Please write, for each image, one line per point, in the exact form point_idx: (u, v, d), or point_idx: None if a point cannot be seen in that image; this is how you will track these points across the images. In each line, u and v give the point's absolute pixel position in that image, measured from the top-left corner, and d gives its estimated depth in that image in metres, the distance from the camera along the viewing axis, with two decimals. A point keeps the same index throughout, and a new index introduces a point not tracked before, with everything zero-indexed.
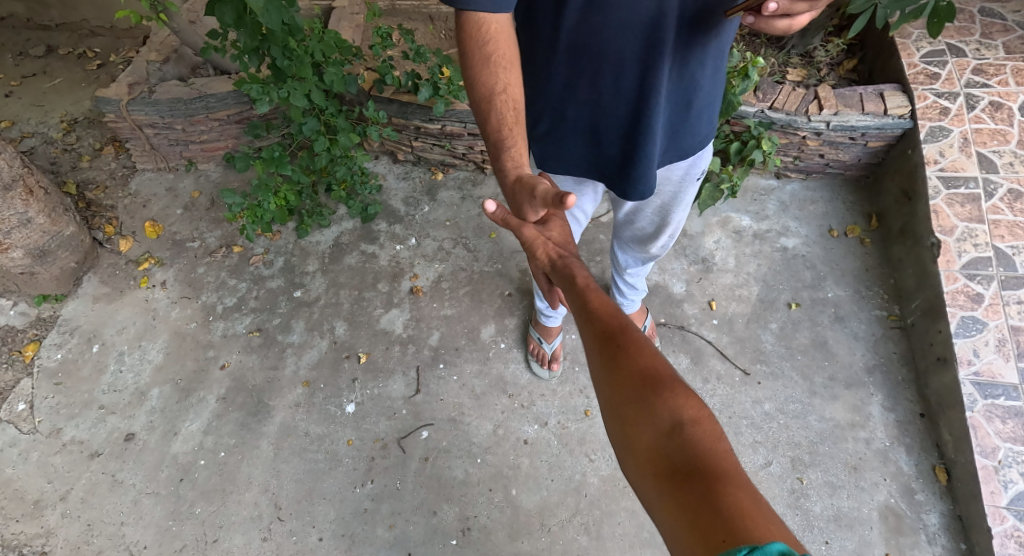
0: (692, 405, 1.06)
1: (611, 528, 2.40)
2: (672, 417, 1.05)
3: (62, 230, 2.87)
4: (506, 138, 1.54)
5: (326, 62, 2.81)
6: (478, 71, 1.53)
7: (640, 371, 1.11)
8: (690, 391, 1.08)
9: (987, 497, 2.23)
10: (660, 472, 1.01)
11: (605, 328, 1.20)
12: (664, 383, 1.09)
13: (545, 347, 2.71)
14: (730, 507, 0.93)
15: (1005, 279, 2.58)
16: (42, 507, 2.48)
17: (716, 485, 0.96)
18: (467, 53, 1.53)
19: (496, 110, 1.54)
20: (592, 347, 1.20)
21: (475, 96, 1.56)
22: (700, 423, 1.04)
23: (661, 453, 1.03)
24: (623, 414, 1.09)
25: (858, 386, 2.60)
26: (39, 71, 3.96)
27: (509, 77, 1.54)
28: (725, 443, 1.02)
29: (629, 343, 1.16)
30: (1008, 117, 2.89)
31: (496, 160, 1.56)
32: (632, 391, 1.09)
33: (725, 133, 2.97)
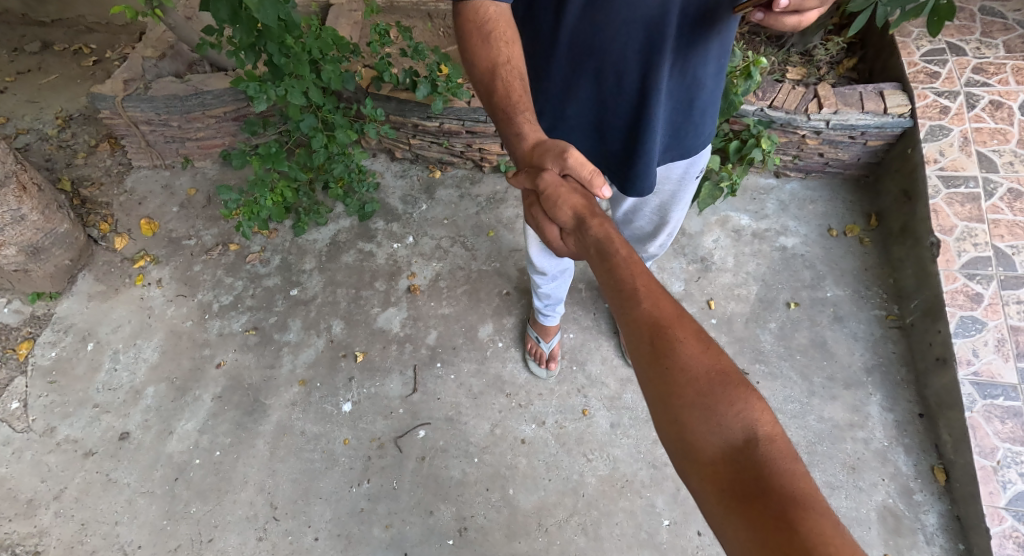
0: (764, 418, 1.03)
1: (609, 528, 2.40)
2: (744, 431, 1.01)
3: (56, 227, 2.84)
4: (517, 106, 1.54)
5: (324, 59, 2.80)
6: (479, 48, 1.56)
7: (707, 376, 1.05)
8: (760, 400, 1.04)
9: (985, 497, 2.23)
10: (730, 487, 0.98)
11: (660, 316, 1.11)
12: (733, 390, 1.04)
13: (543, 346, 2.70)
14: (809, 529, 0.91)
15: (1004, 279, 2.58)
16: (36, 506, 2.47)
17: (792, 505, 0.94)
18: (467, 36, 1.57)
19: (502, 80, 1.55)
20: (641, 338, 1.10)
21: (479, 76, 1.58)
22: (774, 440, 1.01)
23: (729, 468, 0.99)
24: (684, 421, 1.03)
25: (857, 385, 2.60)
26: (34, 67, 3.93)
27: (511, 52, 1.56)
28: (799, 460, 0.99)
29: (687, 339, 1.08)
30: (1008, 116, 2.89)
31: (510, 128, 1.54)
32: (697, 398, 1.03)
33: (724, 131, 2.97)
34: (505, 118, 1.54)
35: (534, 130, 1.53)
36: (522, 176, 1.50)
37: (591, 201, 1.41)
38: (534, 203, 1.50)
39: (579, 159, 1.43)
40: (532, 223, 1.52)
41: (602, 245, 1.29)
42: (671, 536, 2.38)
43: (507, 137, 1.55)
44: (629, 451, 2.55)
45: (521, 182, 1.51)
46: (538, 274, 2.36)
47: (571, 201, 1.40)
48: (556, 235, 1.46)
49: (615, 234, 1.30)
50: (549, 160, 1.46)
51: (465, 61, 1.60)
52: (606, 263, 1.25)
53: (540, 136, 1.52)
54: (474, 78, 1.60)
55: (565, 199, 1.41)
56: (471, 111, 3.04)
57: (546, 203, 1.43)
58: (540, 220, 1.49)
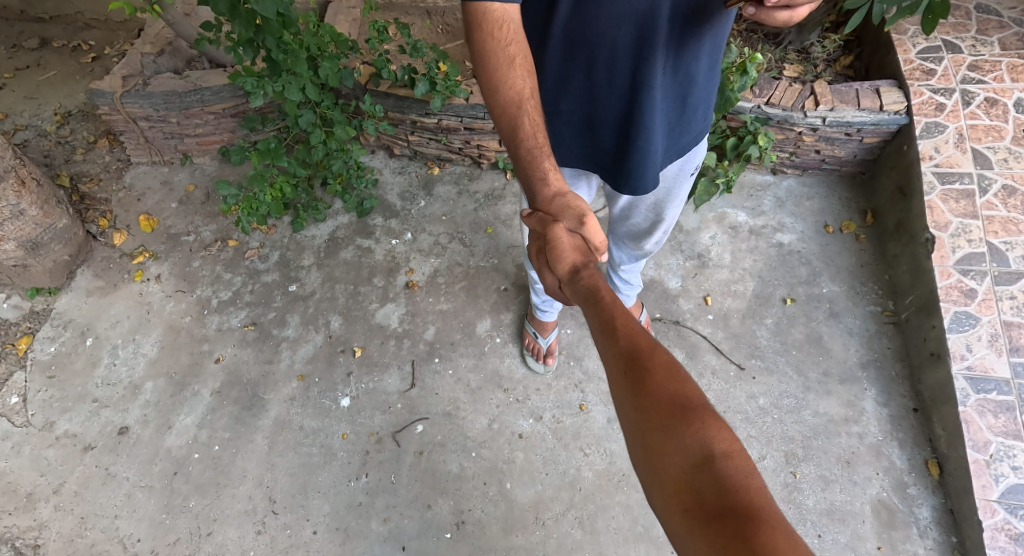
0: (725, 438, 1.02)
1: (605, 521, 2.41)
2: (703, 450, 1.00)
3: (55, 223, 2.85)
4: (541, 148, 1.48)
5: (321, 55, 2.80)
6: (500, 78, 1.49)
7: (672, 401, 1.05)
8: (722, 422, 1.03)
9: (978, 491, 2.25)
10: (691, 507, 0.97)
11: (633, 348, 1.12)
12: (697, 414, 1.04)
13: (541, 341, 2.71)
14: (763, 547, 0.89)
15: (998, 275, 2.59)
16: (36, 500, 2.48)
17: (749, 525, 0.92)
18: (488, 63, 1.49)
19: (525, 115, 1.49)
20: (616, 368, 1.12)
21: (501, 110, 1.51)
22: (734, 458, 0.99)
23: (691, 488, 0.98)
24: (652, 445, 1.03)
25: (852, 381, 2.61)
26: (33, 64, 3.93)
27: (535, 84, 1.51)
28: (760, 482, 0.98)
29: (656, 368, 1.09)
30: (1002, 113, 2.90)
31: (532, 171, 1.47)
32: (661, 422, 1.04)
33: (722, 128, 2.96)
34: (528, 159, 1.48)
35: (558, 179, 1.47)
36: (533, 218, 1.46)
37: (593, 262, 1.37)
38: (541, 250, 1.47)
39: (594, 226, 1.38)
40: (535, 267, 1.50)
41: (591, 288, 1.29)
42: None
43: (526, 178, 1.49)
44: (625, 445, 2.57)
45: (530, 227, 1.48)
46: (535, 269, 2.37)
47: (572, 255, 1.38)
48: (554, 283, 1.44)
49: (602, 281, 1.30)
50: (563, 211, 1.41)
51: (484, 91, 1.53)
52: (591, 305, 1.26)
53: (564, 186, 1.46)
54: (495, 110, 1.53)
55: (566, 253, 1.38)
56: (469, 108, 3.05)
57: (549, 253, 1.40)
58: (541, 265, 1.47)
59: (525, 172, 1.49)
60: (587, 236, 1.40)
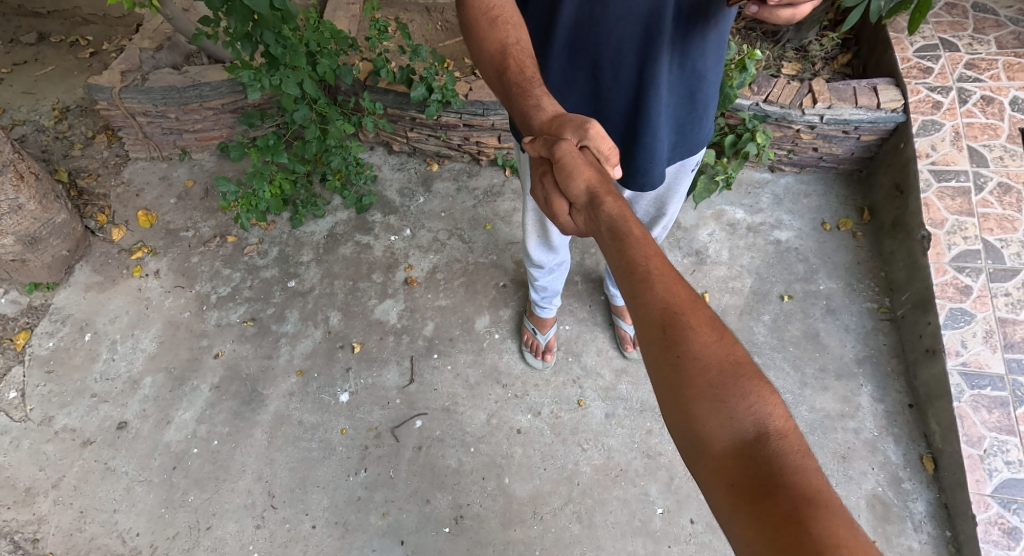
0: (778, 414, 1.01)
1: (603, 516, 2.43)
2: (756, 425, 1.00)
3: (53, 217, 2.85)
4: (530, 79, 1.54)
5: (320, 52, 2.81)
6: (487, 29, 1.59)
7: (719, 367, 1.03)
8: (773, 396, 1.02)
9: (972, 485, 2.27)
10: (739, 482, 0.97)
11: (671, 304, 1.08)
12: (745, 384, 1.02)
13: (539, 338, 2.72)
14: (821, 528, 0.90)
15: (993, 272, 2.61)
16: (35, 494, 2.48)
17: (803, 503, 0.93)
18: (472, 23, 1.61)
19: (511, 56, 1.57)
20: (652, 323, 1.08)
21: (489, 58, 1.59)
22: (787, 435, 0.99)
23: (739, 461, 0.98)
24: (696, 415, 1.01)
25: (848, 376, 2.63)
26: (31, 59, 3.93)
27: (519, 34, 1.60)
28: (813, 459, 0.97)
29: (700, 328, 1.05)
30: (999, 111, 2.92)
31: (525, 100, 1.52)
32: (706, 390, 1.01)
33: (720, 125, 2.98)
34: (518, 89, 1.53)
35: (552, 104, 1.52)
36: (538, 143, 1.45)
37: (604, 177, 1.35)
38: (547, 174, 1.43)
39: (599, 132, 1.40)
40: (541, 197, 1.46)
41: (613, 224, 1.23)
42: (665, 523, 2.41)
43: (521, 110, 1.53)
44: (623, 441, 2.58)
45: (535, 151, 1.46)
46: (534, 266, 2.39)
47: (586, 174, 1.34)
48: (565, 210, 1.39)
49: (629, 214, 1.24)
50: (569, 131, 1.42)
51: (473, 48, 1.63)
52: (616, 243, 1.20)
53: (558, 109, 1.50)
54: (483, 64, 1.62)
55: (579, 173, 1.35)
56: (468, 105, 3.06)
57: (560, 173, 1.37)
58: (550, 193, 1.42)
59: (517, 104, 1.53)
60: (595, 149, 1.40)
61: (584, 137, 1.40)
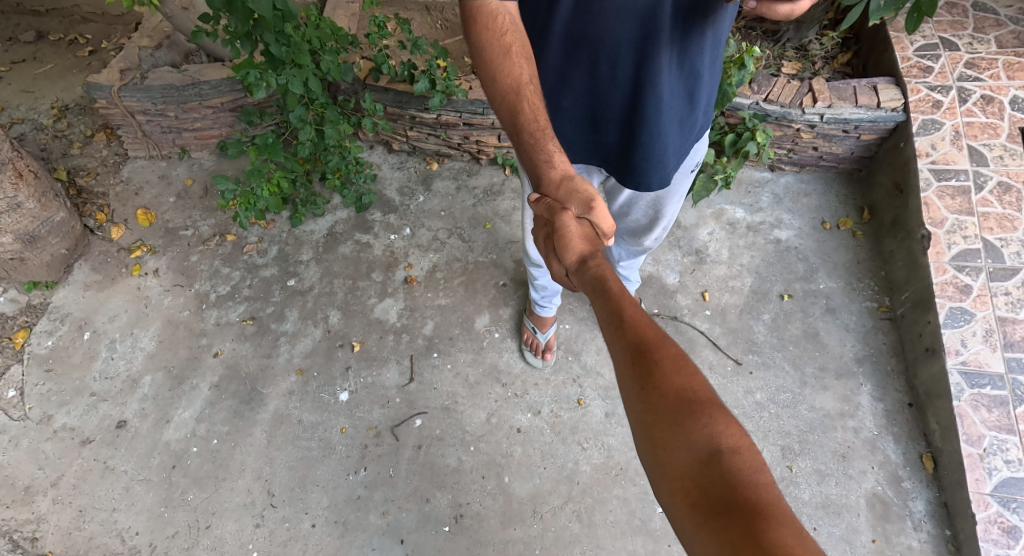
0: (734, 433, 1.01)
1: (603, 515, 2.43)
2: (711, 445, 1.00)
3: (52, 216, 2.84)
4: (543, 132, 1.54)
5: (322, 49, 2.80)
6: (502, 66, 1.54)
7: (678, 394, 1.04)
8: (730, 417, 1.03)
9: (971, 484, 2.27)
10: (698, 503, 0.97)
11: (638, 341, 1.10)
12: (703, 407, 1.03)
13: (540, 337, 2.72)
14: (773, 543, 0.89)
15: (993, 271, 2.61)
16: (34, 493, 2.48)
17: (759, 519, 0.92)
18: (484, 52, 1.54)
19: (525, 103, 1.54)
20: (622, 362, 1.10)
21: (501, 96, 1.57)
22: (741, 453, 0.99)
23: (698, 481, 0.98)
24: (658, 440, 1.02)
25: (848, 376, 2.64)
26: (29, 57, 3.92)
27: (532, 71, 1.57)
28: (769, 476, 0.97)
29: (664, 361, 1.07)
30: (998, 111, 2.92)
31: (537, 154, 1.53)
32: (667, 416, 1.03)
33: (720, 125, 2.99)
34: (532, 142, 1.53)
35: (563, 162, 1.52)
36: (541, 206, 1.48)
37: (596, 246, 1.39)
38: (549, 236, 1.48)
39: (603, 211, 1.41)
40: (541, 254, 1.51)
41: (599, 282, 1.27)
42: (665, 522, 2.41)
43: (531, 164, 1.54)
44: (623, 440, 2.58)
45: (539, 213, 1.50)
46: (535, 265, 2.38)
47: (582, 245, 1.38)
48: (562, 271, 1.44)
49: (612, 275, 1.28)
50: (573, 200, 1.44)
51: (484, 83, 1.57)
52: (601, 298, 1.23)
53: (568, 169, 1.51)
54: (495, 97, 1.58)
55: (574, 241, 1.39)
56: (469, 104, 3.05)
57: (558, 240, 1.41)
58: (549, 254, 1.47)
59: (528, 156, 1.54)
60: (596, 224, 1.42)
61: (587, 212, 1.43)
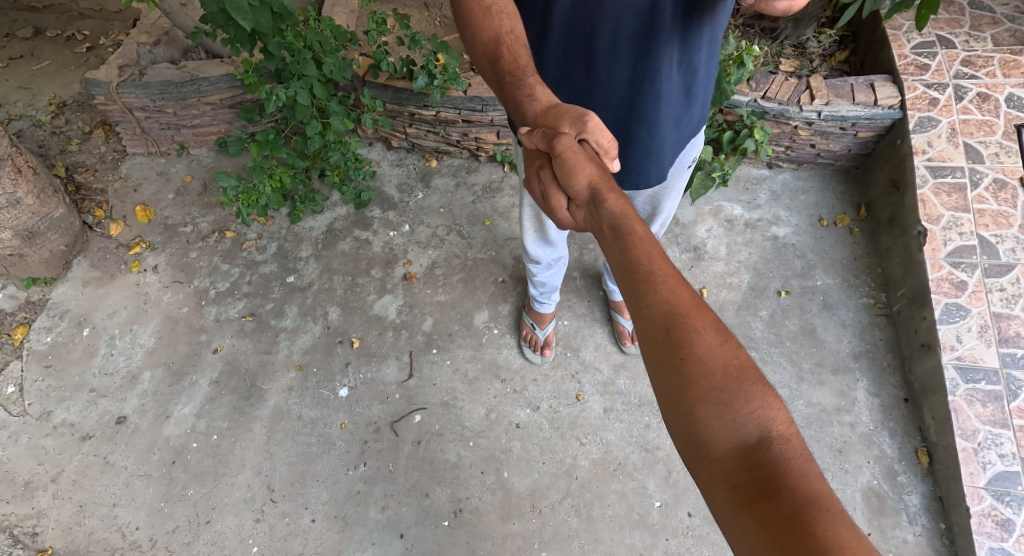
0: (780, 419, 1.02)
1: (601, 509, 2.45)
2: (759, 429, 1.01)
3: (51, 212, 2.85)
4: (524, 70, 1.57)
5: (324, 51, 2.82)
6: (480, 20, 1.62)
7: (723, 371, 1.04)
8: (776, 400, 1.04)
9: (966, 478, 2.29)
10: (742, 484, 0.97)
11: (675, 306, 1.09)
12: (748, 387, 1.03)
13: (539, 333, 2.74)
14: (823, 529, 0.91)
15: (989, 268, 2.63)
16: (34, 489, 2.49)
17: (805, 507, 0.94)
18: (466, 11, 1.64)
19: (505, 46, 1.59)
20: (656, 324, 1.08)
21: (482, 48, 1.62)
22: (790, 440, 1.00)
23: (742, 464, 0.99)
24: (699, 416, 1.02)
25: (845, 371, 2.66)
26: (27, 53, 3.91)
27: (513, 23, 1.62)
28: (815, 463, 0.99)
29: (704, 332, 1.06)
30: (995, 108, 2.94)
31: (519, 91, 1.55)
32: (712, 393, 1.02)
33: (718, 122, 3.01)
34: (513, 80, 1.56)
35: (545, 94, 1.54)
36: (536, 135, 1.49)
37: (603, 172, 1.39)
38: (545, 167, 1.48)
39: (598, 124, 1.43)
40: (540, 190, 1.51)
41: (615, 221, 1.25)
42: (662, 517, 2.43)
43: (515, 103, 1.56)
44: (622, 435, 2.60)
45: (533, 144, 1.50)
46: (533, 262, 2.40)
47: (588, 169, 1.38)
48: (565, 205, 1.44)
49: (631, 212, 1.27)
50: (566, 123, 1.45)
51: (467, 39, 1.66)
52: (619, 241, 1.21)
53: (552, 99, 1.52)
54: (477, 53, 1.65)
55: (580, 168, 1.39)
56: (467, 100, 3.06)
57: (559, 168, 1.42)
58: (552, 188, 1.47)
59: (512, 95, 1.56)
60: (593, 141, 1.44)
61: (583, 130, 1.44)
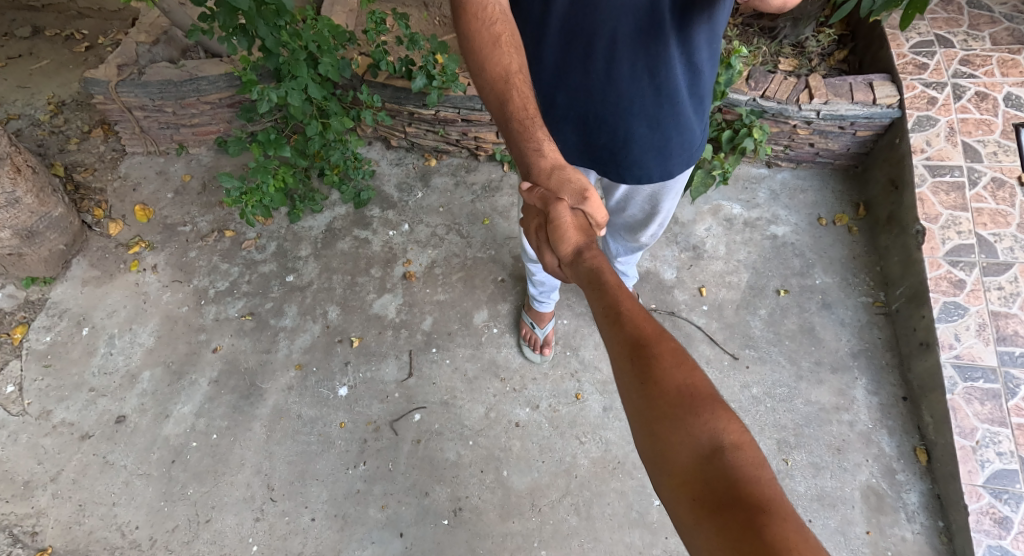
0: (733, 428, 1.04)
1: (601, 507, 2.45)
2: (711, 440, 1.03)
3: (50, 211, 2.85)
4: (532, 119, 1.55)
5: (321, 51, 2.81)
6: (487, 55, 1.59)
7: (678, 390, 1.07)
8: (729, 411, 1.05)
9: (964, 476, 2.30)
10: (699, 497, 1.00)
11: (637, 335, 1.13)
12: (704, 403, 1.06)
13: (538, 332, 2.74)
14: (774, 535, 0.93)
15: (987, 266, 2.64)
16: (33, 488, 2.49)
17: (757, 512, 0.95)
18: (474, 44, 1.60)
19: (514, 89, 1.57)
20: (621, 357, 1.13)
21: (491, 86, 1.59)
22: (741, 448, 1.02)
23: (699, 475, 1.01)
24: (658, 435, 1.05)
25: (843, 370, 2.66)
26: (26, 53, 3.91)
27: (520, 60, 1.60)
28: (768, 469, 1.00)
29: (663, 355, 1.10)
30: (993, 107, 2.95)
31: (526, 142, 1.54)
32: (669, 411, 1.06)
33: (717, 121, 3.01)
34: (520, 129, 1.54)
35: (552, 152, 1.54)
36: (535, 194, 1.52)
37: (590, 238, 1.44)
38: (542, 227, 1.53)
39: (597, 201, 1.45)
40: (535, 245, 1.56)
41: (595, 275, 1.31)
42: (661, 515, 2.44)
43: (519, 152, 1.55)
44: (621, 434, 2.60)
45: (534, 202, 1.53)
46: (532, 261, 2.40)
47: (575, 237, 1.44)
48: (554, 263, 1.50)
49: (607, 267, 1.34)
50: (566, 193, 1.47)
51: (472, 68, 1.62)
52: (597, 291, 1.27)
53: (558, 160, 1.53)
54: (484, 87, 1.61)
55: (569, 236, 1.44)
56: (466, 99, 3.06)
57: (552, 232, 1.47)
58: (542, 244, 1.53)
59: (518, 144, 1.55)
60: (589, 214, 1.46)
61: (581, 203, 1.46)
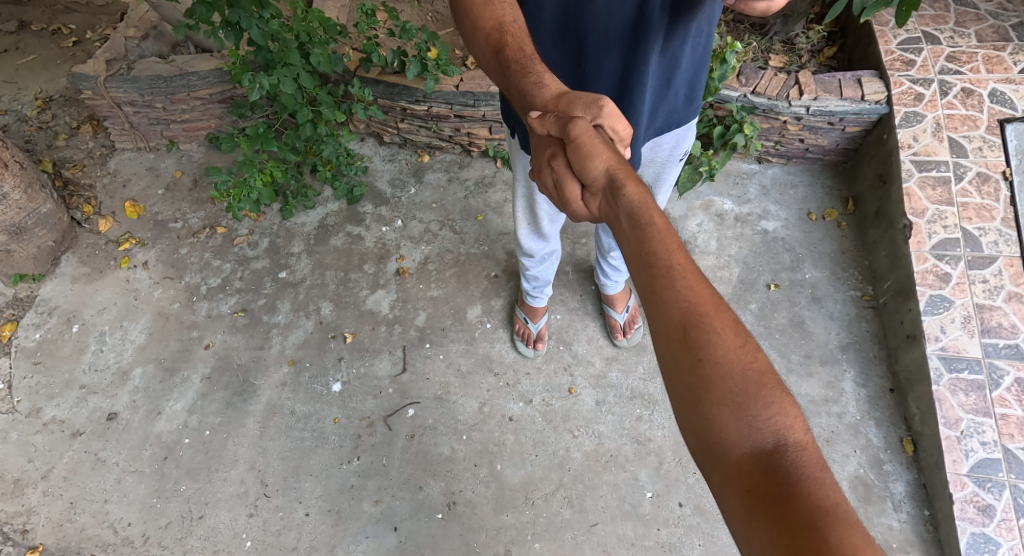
0: (797, 426, 0.99)
1: (594, 500, 2.47)
2: (776, 436, 0.98)
3: (39, 207, 2.83)
4: (530, 57, 1.51)
5: (311, 41, 2.81)
6: (479, 11, 1.57)
7: (741, 375, 1.01)
8: (793, 406, 1.01)
9: (949, 465, 2.35)
10: (756, 487, 0.95)
11: (692, 308, 1.05)
12: (767, 393, 1.00)
13: (531, 326, 2.78)
14: (837, 538, 0.89)
15: (972, 260, 2.68)
16: (23, 486, 2.48)
17: (819, 512, 0.91)
18: (468, 4, 1.59)
19: (508, 34, 1.54)
20: (674, 326, 1.05)
21: (484, 38, 1.57)
22: (806, 449, 0.97)
23: (757, 469, 0.96)
24: (713, 421, 1.00)
25: (832, 362, 2.70)
26: (12, 47, 3.87)
27: (514, 12, 1.58)
28: (831, 471, 0.96)
29: (723, 336, 1.03)
30: (978, 103, 2.99)
31: (526, 79, 1.48)
32: (728, 396, 1.00)
33: (708, 117, 3.08)
34: (521, 67, 1.49)
35: (555, 83, 1.46)
36: (548, 121, 1.39)
37: (618, 156, 1.30)
38: (557, 154, 1.38)
39: (614, 110, 1.36)
40: (551, 180, 1.41)
41: (632, 214, 1.19)
42: (654, 507, 2.46)
43: (523, 89, 1.48)
44: (614, 427, 2.63)
45: (545, 129, 1.39)
46: (526, 256, 2.41)
47: (601, 152, 1.29)
48: (577, 190, 1.34)
49: (649, 204, 1.20)
50: (579, 108, 1.38)
51: (467, 31, 1.61)
52: (639, 241, 1.15)
53: (562, 88, 1.45)
54: (478, 44, 1.59)
55: (593, 150, 1.30)
56: (460, 95, 3.06)
57: (574, 154, 1.32)
58: (563, 174, 1.37)
59: (521, 84, 1.48)
60: (609, 127, 1.36)
61: (598, 116, 1.36)
